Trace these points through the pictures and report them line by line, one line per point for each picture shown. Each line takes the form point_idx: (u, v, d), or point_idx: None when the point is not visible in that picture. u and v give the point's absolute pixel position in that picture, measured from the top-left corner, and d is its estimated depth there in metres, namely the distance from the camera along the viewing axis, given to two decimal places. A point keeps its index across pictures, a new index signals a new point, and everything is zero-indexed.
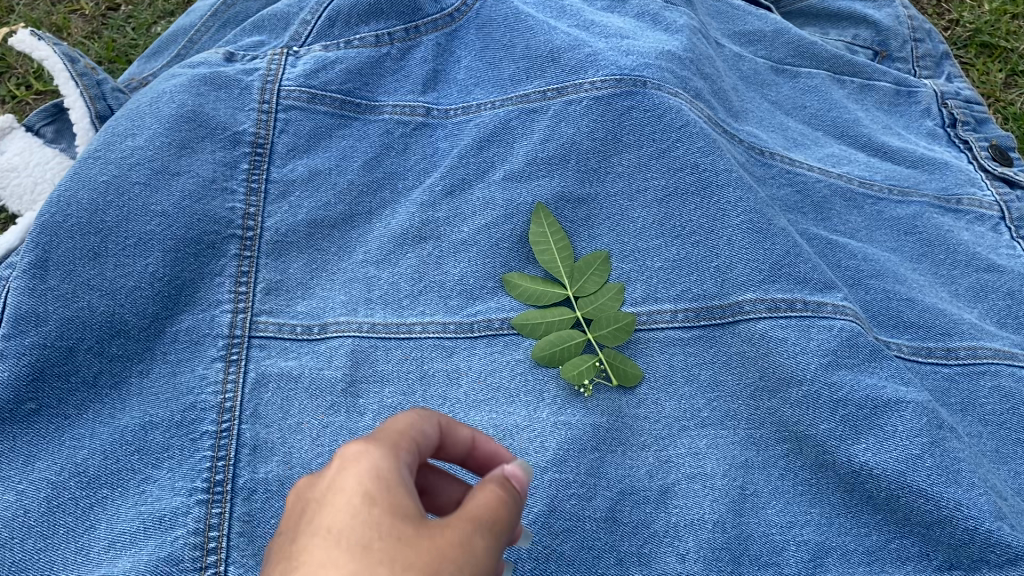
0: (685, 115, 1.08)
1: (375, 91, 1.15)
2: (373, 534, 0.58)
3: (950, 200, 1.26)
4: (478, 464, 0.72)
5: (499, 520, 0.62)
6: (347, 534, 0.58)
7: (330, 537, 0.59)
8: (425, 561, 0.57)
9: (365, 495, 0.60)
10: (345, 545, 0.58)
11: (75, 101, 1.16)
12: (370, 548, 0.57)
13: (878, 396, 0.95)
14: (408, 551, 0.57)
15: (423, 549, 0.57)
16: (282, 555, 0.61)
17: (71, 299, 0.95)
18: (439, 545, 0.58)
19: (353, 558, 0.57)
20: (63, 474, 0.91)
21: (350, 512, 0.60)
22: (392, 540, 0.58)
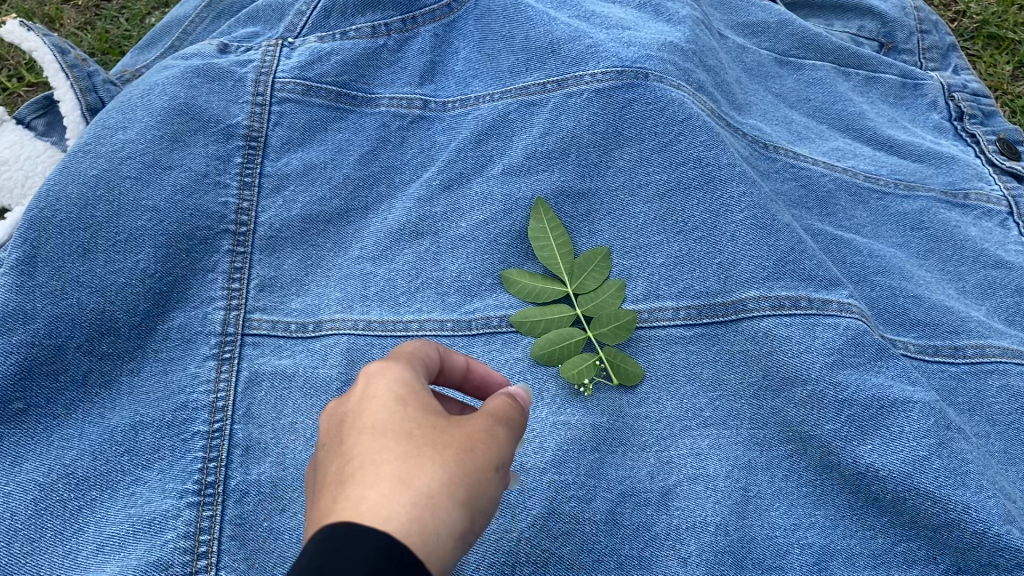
0: (687, 108, 1.06)
1: (372, 83, 1.13)
2: (412, 427, 0.65)
3: (956, 195, 1.23)
4: (471, 381, 0.83)
5: (512, 419, 0.70)
6: (389, 426, 0.65)
7: (375, 429, 0.65)
8: (462, 441, 0.65)
9: (398, 398, 0.67)
10: (390, 435, 0.64)
11: (65, 93, 1.13)
12: (414, 434, 0.64)
13: (884, 396, 0.93)
14: (446, 435, 0.64)
15: (460, 432, 0.65)
16: (328, 464, 0.66)
17: (59, 296, 0.93)
18: (468, 430, 0.65)
19: (401, 443, 0.64)
20: (51, 475, 0.89)
21: (387, 410, 0.66)
22: (430, 428, 0.65)
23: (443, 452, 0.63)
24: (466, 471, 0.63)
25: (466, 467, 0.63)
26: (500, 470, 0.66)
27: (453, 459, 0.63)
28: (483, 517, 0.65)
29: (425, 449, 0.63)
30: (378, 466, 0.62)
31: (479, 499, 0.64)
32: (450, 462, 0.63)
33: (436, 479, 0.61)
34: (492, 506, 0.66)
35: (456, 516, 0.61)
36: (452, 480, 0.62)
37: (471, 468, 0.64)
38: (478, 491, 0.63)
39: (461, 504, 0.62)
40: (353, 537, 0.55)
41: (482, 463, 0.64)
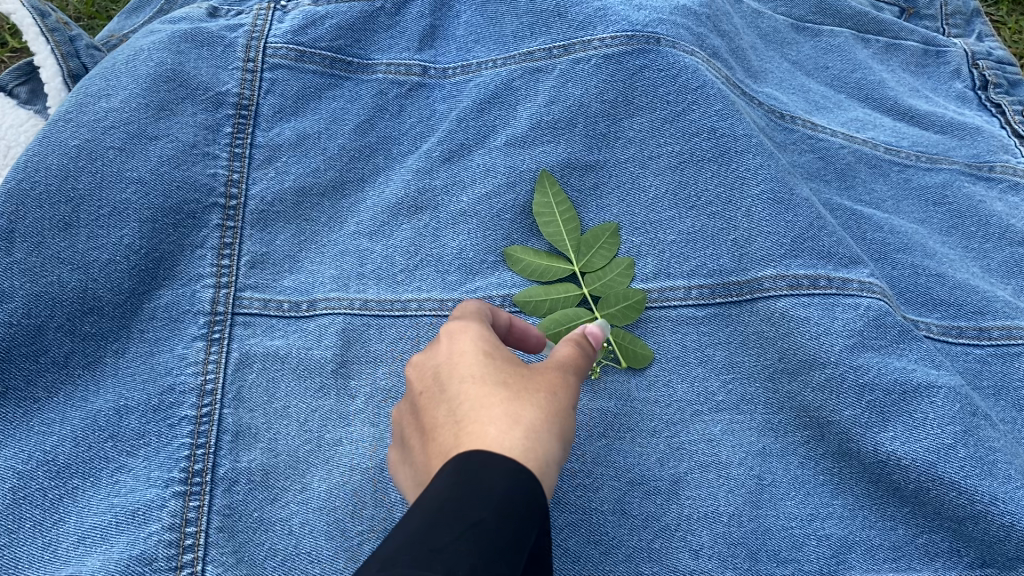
0: (701, 75, 1.00)
1: (368, 49, 1.07)
2: (506, 373, 0.67)
3: (981, 166, 1.17)
4: (516, 339, 0.82)
5: (580, 362, 0.74)
6: (487, 372, 0.67)
7: (473, 376, 0.67)
8: (549, 385, 0.68)
9: (485, 352, 0.69)
10: (489, 382, 0.66)
11: (46, 59, 1.08)
12: (510, 381, 0.66)
13: (907, 380, 0.88)
14: (536, 381, 0.67)
15: (546, 378, 0.68)
16: (428, 414, 0.67)
17: (38, 273, 0.88)
18: (551, 376, 0.69)
19: (501, 388, 0.66)
20: (30, 463, 0.84)
21: (480, 359, 0.68)
22: (521, 375, 0.67)
23: (537, 394, 0.66)
24: (558, 410, 0.66)
25: (559, 406, 0.66)
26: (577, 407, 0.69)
27: (548, 399, 0.66)
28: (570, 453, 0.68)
29: (524, 391, 0.66)
30: (487, 407, 0.63)
31: (570, 434, 0.67)
32: (546, 402, 0.65)
33: (538, 417, 0.64)
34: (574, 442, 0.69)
35: (559, 449, 0.64)
36: (549, 416, 0.65)
37: (562, 408, 0.67)
38: (568, 430, 0.66)
39: (560, 436, 0.65)
40: (487, 461, 0.58)
41: (567, 402, 0.68)
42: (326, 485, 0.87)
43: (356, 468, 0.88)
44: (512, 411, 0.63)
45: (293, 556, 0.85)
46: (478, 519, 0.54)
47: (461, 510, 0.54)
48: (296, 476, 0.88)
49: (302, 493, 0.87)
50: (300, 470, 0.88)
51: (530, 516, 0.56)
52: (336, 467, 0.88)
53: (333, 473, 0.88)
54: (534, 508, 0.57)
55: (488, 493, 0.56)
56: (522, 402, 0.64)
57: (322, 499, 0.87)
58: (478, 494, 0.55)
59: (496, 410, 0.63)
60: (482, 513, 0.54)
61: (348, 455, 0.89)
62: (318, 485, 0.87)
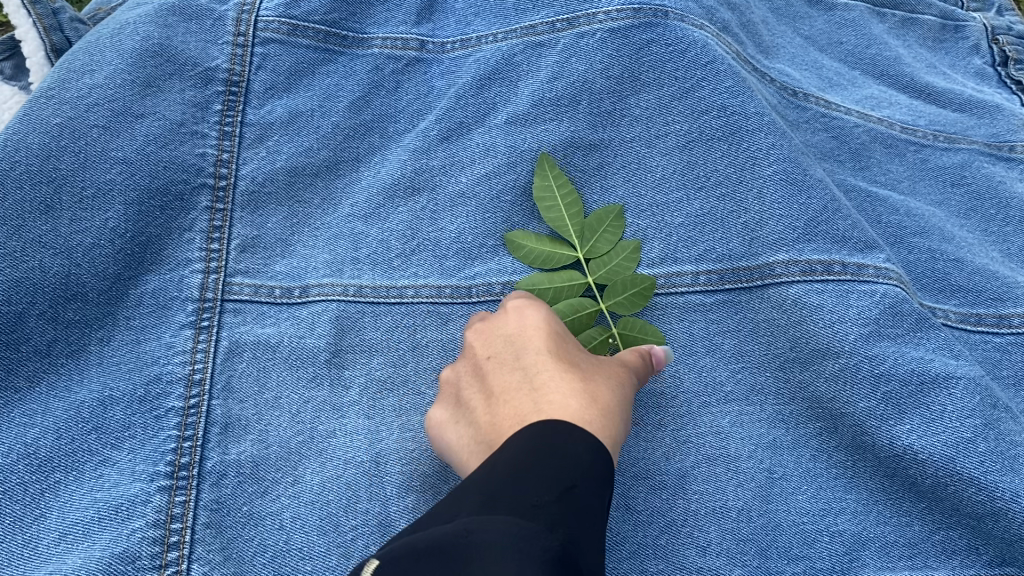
0: (711, 50, 0.96)
1: (364, 22, 1.03)
2: (577, 357, 0.74)
3: (1000, 146, 1.12)
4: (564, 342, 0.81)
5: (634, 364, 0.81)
6: (560, 352, 0.73)
7: (550, 352, 0.73)
8: (615, 374, 0.75)
9: (556, 334, 0.76)
10: (565, 361, 0.73)
11: (27, 33, 1.03)
12: (583, 364, 0.73)
13: (925, 371, 0.85)
14: (604, 369, 0.74)
15: (611, 368, 0.75)
16: (500, 379, 0.74)
17: (19, 258, 0.85)
18: (615, 367, 0.76)
19: (575, 368, 0.72)
20: (10, 456, 0.81)
21: (554, 338, 0.75)
22: (590, 362, 0.74)
23: (608, 380, 0.73)
24: (623, 397, 0.73)
25: (624, 395, 0.73)
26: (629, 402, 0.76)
27: (616, 387, 0.73)
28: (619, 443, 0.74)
29: (596, 375, 0.72)
30: (567, 381, 0.70)
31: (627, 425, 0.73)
32: (614, 390, 0.72)
33: (611, 399, 0.71)
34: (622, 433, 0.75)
35: (623, 435, 0.71)
36: (618, 400, 0.72)
37: (625, 396, 0.74)
38: (627, 417, 0.73)
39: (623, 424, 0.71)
40: (574, 432, 0.64)
41: (628, 396, 0.74)
42: (319, 479, 0.84)
43: (351, 461, 0.85)
44: (589, 392, 0.69)
45: (284, 552, 0.81)
46: (571, 482, 0.59)
47: (558, 470, 0.60)
48: (288, 468, 0.84)
49: (294, 486, 0.84)
50: (292, 463, 0.85)
51: (609, 487, 0.63)
52: (330, 460, 0.85)
53: (327, 466, 0.85)
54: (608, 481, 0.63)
55: (575, 459, 0.61)
56: (598, 384, 0.70)
57: (314, 493, 0.83)
58: (569, 460, 0.61)
59: (576, 386, 0.69)
60: (574, 479, 0.60)
61: (343, 448, 0.85)
62: (311, 478, 0.84)
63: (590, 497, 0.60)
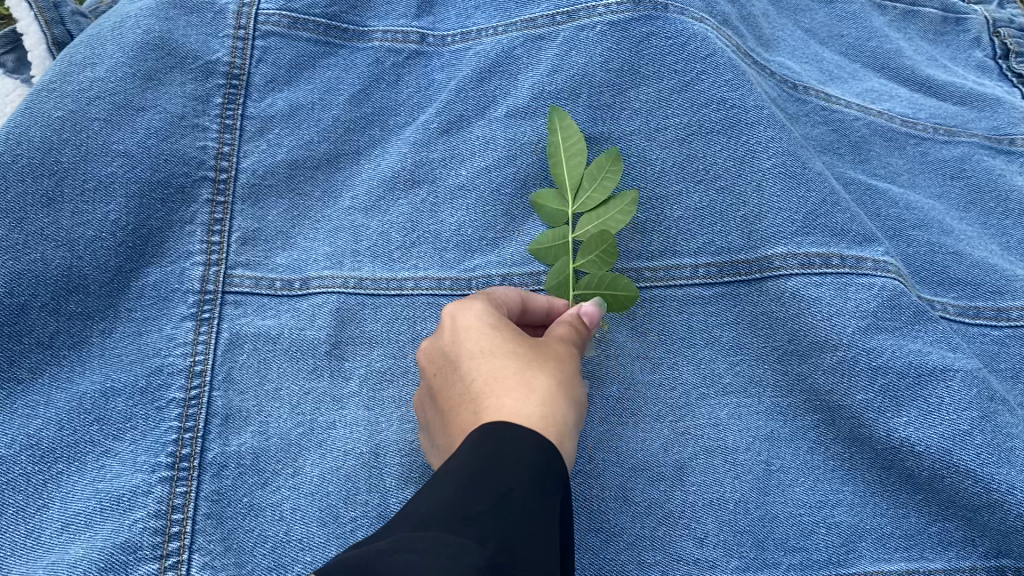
0: (711, 43, 0.96)
1: (364, 15, 1.03)
2: (515, 346, 0.71)
3: (1000, 140, 1.12)
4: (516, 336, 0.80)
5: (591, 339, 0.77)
6: (495, 346, 0.70)
7: (486, 350, 0.70)
8: (557, 354, 0.71)
9: (493, 326, 0.73)
10: (500, 354, 0.70)
11: (29, 25, 1.04)
12: (520, 351, 0.70)
13: (923, 363, 0.85)
14: (543, 351, 0.71)
15: (553, 349, 0.72)
16: (448, 391, 0.72)
17: (21, 251, 0.85)
18: (557, 348, 0.72)
19: (512, 359, 0.69)
20: (13, 447, 0.82)
21: (492, 332, 0.72)
22: (529, 346, 0.71)
23: (547, 363, 0.69)
24: (567, 374, 0.70)
25: (568, 373, 0.70)
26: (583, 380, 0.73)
27: (557, 368, 0.69)
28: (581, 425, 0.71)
29: (537, 363, 0.69)
30: (502, 379, 0.67)
31: (581, 404, 0.70)
32: (558, 373, 0.69)
33: (551, 382, 0.67)
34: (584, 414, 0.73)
35: (573, 415, 0.67)
36: (561, 381, 0.68)
37: (570, 373, 0.71)
38: (579, 395, 0.70)
39: (575, 405, 0.68)
40: (509, 431, 0.61)
41: (576, 377, 0.71)
42: (319, 470, 0.85)
43: (350, 453, 0.85)
44: (527, 382, 0.66)
45: (285, 542, 0.82)
46: (507, 489, 0.57)
47: (494, 478, 0.57)
48: (288, 460, 0.85)
49: (294, 477, 0.84)
50: (293, 454, 0.85)
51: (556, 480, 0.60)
52: (330, 452, 0.85)
53: (327, 457, 0.85)
54: (558, 471, 0.61)
55: (514, 460, 0.59)
56: (532, 373, 0.67)
57: (315, 484, 0.84)
58: (507, 465, 0.58)
59: (510, 382, 0.66)
60: (512, 483, 0.57)
61: (343, 439, 0.86)
62: (311, 469, 0.85)
63: (536, 496, 0.58)
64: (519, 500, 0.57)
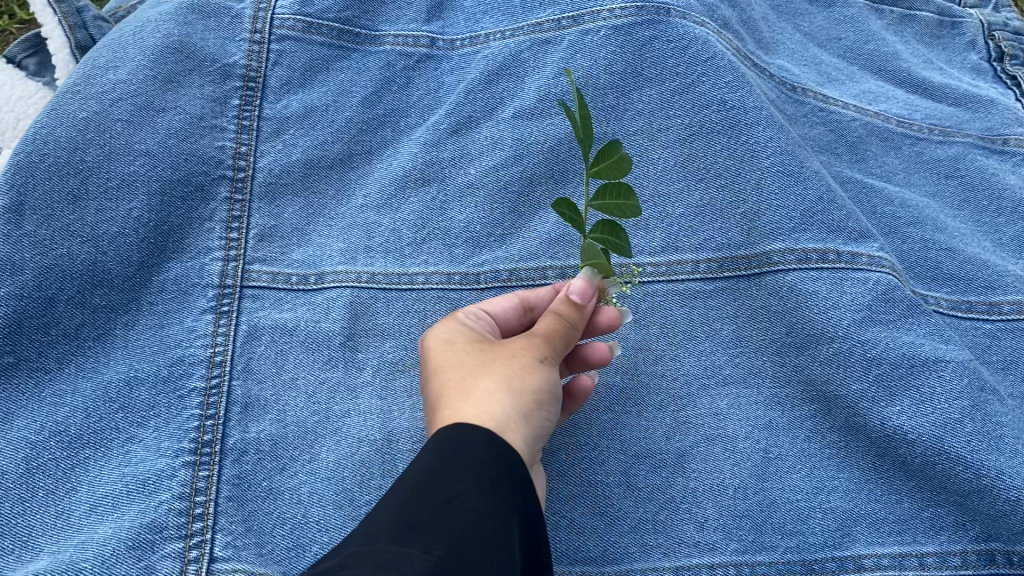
0: (712, 46, 0.99)
1: (376, 20, 1.06)
2: (466, 359, 0.75)
3: (994, 140, 1.15)
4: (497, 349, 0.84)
5: (567, 320, 0.79)
6: (447, 364, 0.75)
7: (441, 370, 0.75)
8: (509, 351, 0.74)
9: (448, 343, 0.77)
10: (450, 371, 0.74)
11: (54, 30, 1.08)
12: (469, 362, 0.74)
13: (916, 354, 0.88)
14: (494, 354, 0.74)
15: (505, 348, 0.75)
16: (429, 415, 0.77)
17: (49, 246, 0.89)
18: (512, 345, 0.75)
19: (459, 372, 0.73)
20: (42, 433, 0.85)
21: (449, 350, 0.77)
22: (480, 355, 0.74)
23: (494, 364, 0.72)
24: (519, 367, 0.72)
25: (520, 365, 0.72)
26: (547, 361, 0.74)
27: (503, 366, 0.72)
28: (552, 405, 0.73)
29: (484, 367, 0.73)
30: (449, 393, 0.71)
31: (541, 387, 0.72)
32: (503, 368, 0.72)
33: (495, 381, 0.70)
34: (555, 393, 0.74)
35: (527, 403, 0.69)
36: (508, 376, 0.71)
37: (524, 363, 0.73)
38: (535, 382, 0.72)
39: (526, 391, 0.70)
40: (443, 441, 0.65)
41: (530, 364, 0.73)
42: (334, 456, 0.88)
43: (364, 440, 0.89)
44: (467, 390, 0.70)
45: (302, 524, 0.86)
46: (454, 493, 0.61)
47: (433, 488, 0.61)
48: (305, 446, 0.89)
49: (311, 463, 0.88)
50: (309, 441, 0.89)
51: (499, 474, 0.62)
52: (345, 439, 0.89)
53: (342, 444, 0.89)
54: (506, 467, 0.63)
55: (454, 466, 0.62)
56: (474, 380, 0.71)
57: (330, 469, 0.88)
58: (445, 472, 0.62)
59: (453, 395, 0.70)
60: (458, 486, 0.61)
61: (357, 427, 0.89)
62: (327, 455, 0.88)
63: (481, 494, 0.61)
64: (466, 503, 0.60)
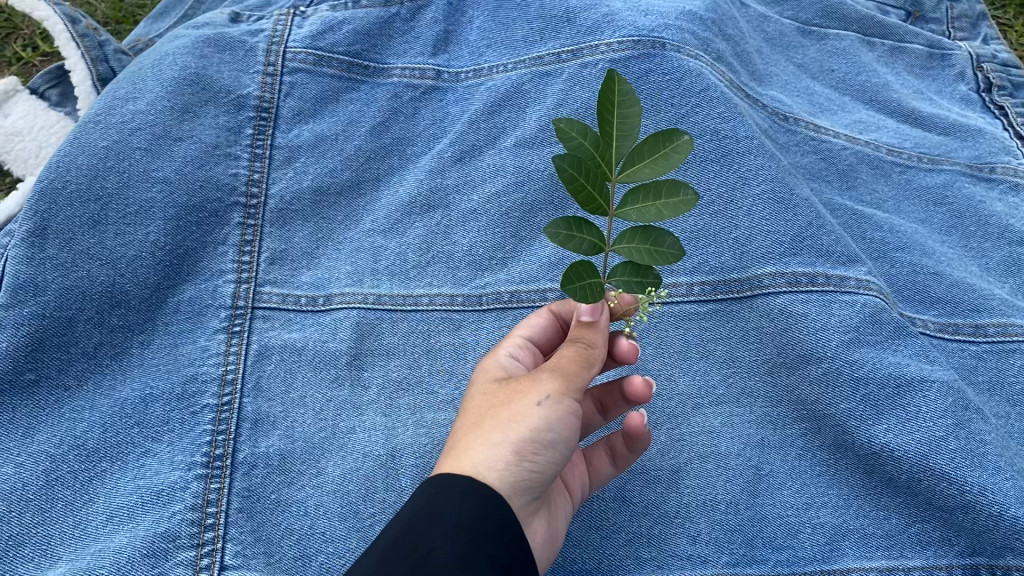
0: (705, 79, 1.03)
1: (384, 53, 1.11)
2: (475, 403, 0.79)
3: (982, 168, 1.18)
4: None
5: (579, 343, 0.77)
6: (462, 410, 0.80)
7: (463, 409, 0.80)
8: (509, 395, 0.76)
9: (474, 381, 0.82)
10: (462, 417, 0.79)
11: (76, 63, 1.13)
12: (476, 408, 0.78)
13: (902, 374, 0.91)
14: (494, 400, 0.77)
15: (507, 391, 0.77)
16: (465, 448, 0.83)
17: (70, 269, 0.94)
18: (514, 387, 0.76)
19: (467, 420, 0.77)
20: (62, 447, 0.90)
21: (477, 382, 0.81)
22: (485, 400, 0.78)
23: (490, 414, 0.75)
24: (511, 415, 0.74)
25: (511, 414, 0.74)
26: (545, 404, 0.74)
27: (496, 417, 0.74)
28: (547, 451, 0.73)
29: (482, 413, 0.76)
30: (452, 445, 0.76)
31: (529, 436, 0.72)
32: (495, 418, 0.74)
33: (483, 435, 0.73)
34: (551, 439, 0.73)
35: (510, 456, 0.72)
36: (496, 428, 0.73)
37: (517, 410, 0.74)
38: (526, 429, 0.73)
39: (507, 442, 0.72)
40: (425, 492, 0.71)
41: (522, 409, 0.74)
42: (340, 470, 0.92)
43: (369, 455, 0.92)
44: (459, 445, 0.74)
45: (309, 535, 0.89)
46: (430, 549, 0.65)
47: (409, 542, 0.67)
48: (312, 461, 0.92)
49: (317, 477, 0.91)
50: (316, 456, 0.92)
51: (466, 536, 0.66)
52: (350, 454, 0.92)
53: (348, 459, 0.92)
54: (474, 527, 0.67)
55: (428, 525, 0.67)
56: (467, 434, 0.75)
57: (336, 483, 0.91)
58: (420, 529, 0.67)
59: (453, 448, 0.75)
60: (435, 541, 0.66)
61: (362, 443, 0.93)
62: (333, 470, 0.92)
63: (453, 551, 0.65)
64: (439, 560, 0.65)
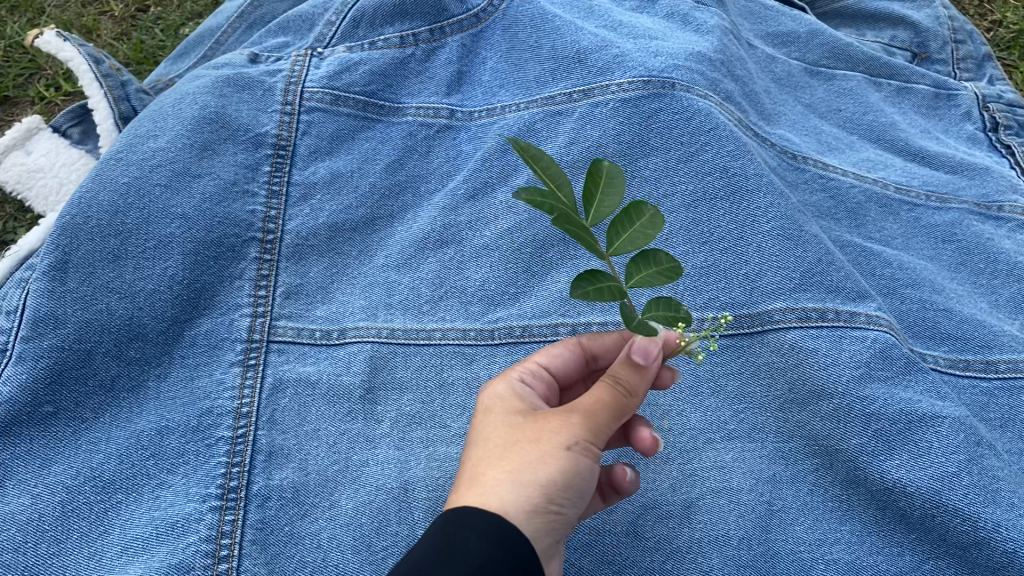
0: (714, 118, 1.05)
1: (399, 93, 1.14)
2: (495, 431, 0.78)
3: (990, 206, 1.19)
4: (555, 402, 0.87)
5: (618, 387, 0.76)
6: (478, 434, 0.79)
7: (477, 432, 0.79)
8: (535, 432, 0.76)
9: (492, 403, 0.80)
10: (480, 444, 0.78)
11: (99, 102, 1.16)
12: (497, 439, 0.77)
13: (914, 410, 0.91)
14: (518, 434, 0.76)
15: (532, 427, 0.76)
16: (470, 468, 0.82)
17: (89, 302, 0.95)
18: (541, 424, 0.76)
19: (486, 449, 0.77)
20: (78, 478, 0.91)
21: (501, 401, 0.80)
22: (508, 431, 0.77)
23: (514, 450, 0.75)
24: (539, 456, 0.74)
25: (538, 454, 0.74)
26: (574, 449, 0.74)
27: (523, 454, 0.74)
28: (568, 495, 0.75)
29: (506, 447, 0.76)
30: (472, 474, 0.75)
31: (555, 480, 0.73)
32: (520, 456, 0.74)
33: (510, 471, 0.73)
34: (574, 484, 0.75)
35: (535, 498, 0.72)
36: (522, 466, 0.73)
37: (545, 452, 0.74)
38: (554, 472, 0.73)
39: (533, 485, 0.73)
40: (448, 523, 0.70)
41: (550, 451, 0.74)
42: (353, 503, 0.92)
43: (382, 488, 0.93)
44: (483, 478, 0.74)
45: (321, 568, 0.89)
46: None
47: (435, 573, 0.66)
48: (325, 494, 0.93)
49: (330, 510, 0.92)
50: (329, 489, 0.93)
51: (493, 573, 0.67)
52: (363, 487, 0.93)
53: (360, 492, 0.93)
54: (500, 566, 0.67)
55: (454, 559, 0.67)
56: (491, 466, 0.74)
57: (349, 516, 0.91)
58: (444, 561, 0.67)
59: (474, 479, 0.75)
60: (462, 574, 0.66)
61: (376, 476, 0.94)
62: (345, 503, 0.92)
63: None
64: None
